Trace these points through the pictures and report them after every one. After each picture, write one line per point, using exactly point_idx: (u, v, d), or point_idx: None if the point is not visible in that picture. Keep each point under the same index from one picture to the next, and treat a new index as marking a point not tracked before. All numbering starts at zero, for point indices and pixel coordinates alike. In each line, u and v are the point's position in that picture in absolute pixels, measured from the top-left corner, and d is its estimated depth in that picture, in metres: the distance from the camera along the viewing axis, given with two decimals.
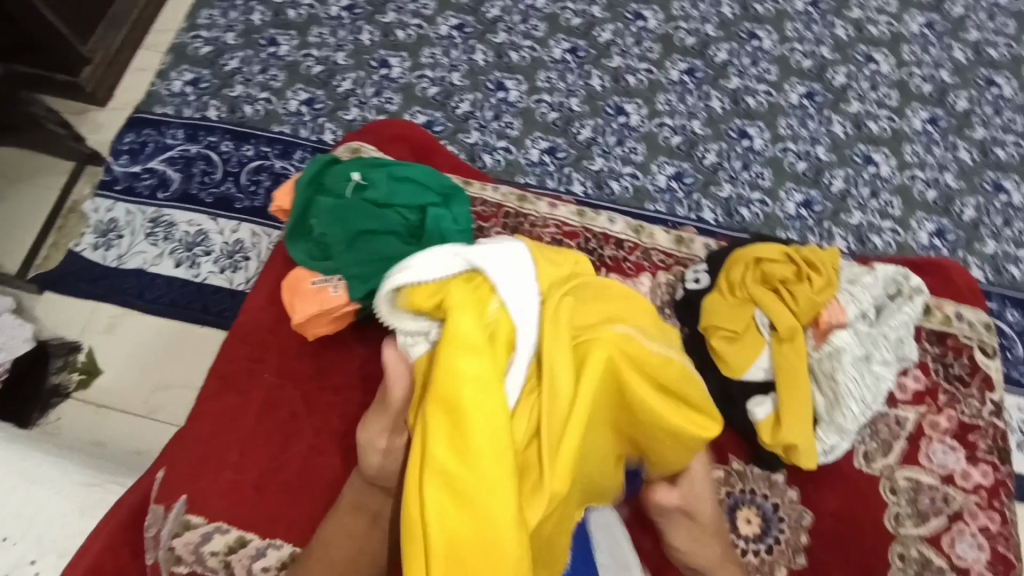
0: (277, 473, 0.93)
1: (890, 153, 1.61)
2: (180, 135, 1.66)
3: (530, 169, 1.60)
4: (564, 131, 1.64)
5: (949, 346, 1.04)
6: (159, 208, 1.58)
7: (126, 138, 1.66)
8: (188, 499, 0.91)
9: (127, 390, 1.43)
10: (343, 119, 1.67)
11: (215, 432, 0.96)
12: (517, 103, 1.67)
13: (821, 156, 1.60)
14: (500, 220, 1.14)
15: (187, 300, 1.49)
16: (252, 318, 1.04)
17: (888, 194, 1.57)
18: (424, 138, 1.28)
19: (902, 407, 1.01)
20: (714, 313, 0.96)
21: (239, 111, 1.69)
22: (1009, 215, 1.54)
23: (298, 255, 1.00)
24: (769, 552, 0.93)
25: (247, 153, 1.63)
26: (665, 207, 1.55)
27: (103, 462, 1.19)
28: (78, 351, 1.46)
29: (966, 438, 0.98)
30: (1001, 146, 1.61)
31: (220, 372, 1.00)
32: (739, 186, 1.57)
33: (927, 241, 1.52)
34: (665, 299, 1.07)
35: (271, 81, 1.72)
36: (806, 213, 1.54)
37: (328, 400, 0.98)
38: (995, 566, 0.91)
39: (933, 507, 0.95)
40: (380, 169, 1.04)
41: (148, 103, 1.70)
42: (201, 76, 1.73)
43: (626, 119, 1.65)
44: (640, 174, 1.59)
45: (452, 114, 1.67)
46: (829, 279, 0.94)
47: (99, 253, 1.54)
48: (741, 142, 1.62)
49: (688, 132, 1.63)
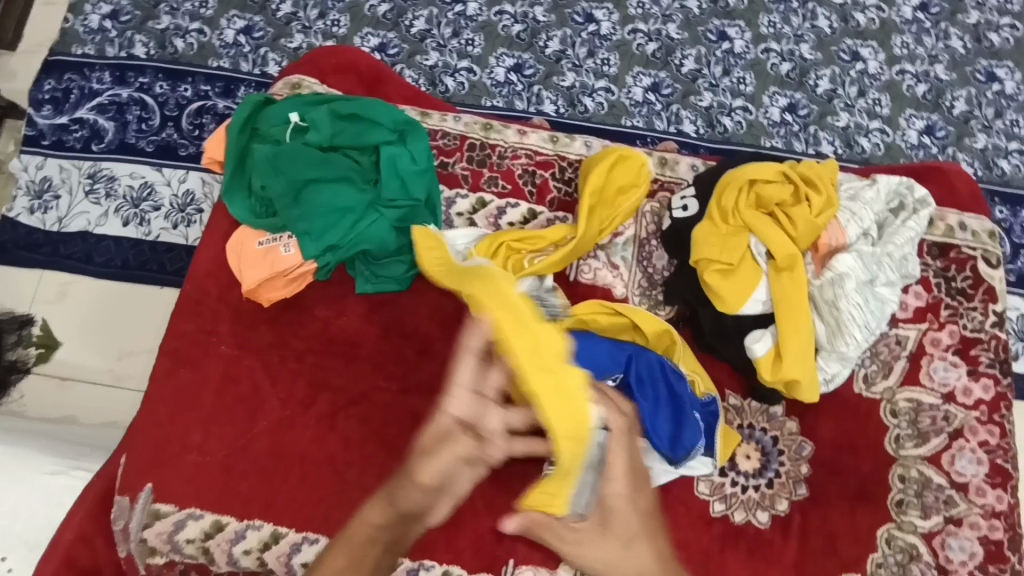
0: (244, 452, 0.87)
1: (879, 47, 1.49)
2: (107, 78, 1.48)
3: (495, 90, 1.46)
4: (530, 45, 1.49)
5: (952, 259, 0.99)
6: (95, 162, 1.43)
7: (46, 86, 1.47)
8: (153, 487, 0.86)
9: (89, 359, 1.32)
10: (287, 48, 1.50)
11: (172, 414, 0.89)
12: (476, 17, 1.51)
13: (806, 55, 1.48)
14: (465, 154, 1.03)
15: (141, 261, 1.37)
16: (199, 284, 0.94)
17: (877, 92, 1.46)
18: (373, 65, 1.15)
19: (902, 326, 0.97)
20: (706, 244, 0.88)
21: (170, 46, 1.50)
22: (1000, 106, 1.45)
23: (238, 213, 0.90)
24: (769, 486, 0.91)
25: (186, 93, 1.47)
26: (644, 122, 1.43)
27: (66, 445, 1.10)
28: (31, 325, 1.34)
29: (967, 353, 0.95)
30: (995, 31, 1.50)
31: (171, 347, 0.91)
32: (720, 93, 1.45)
33: (916, 140, 1.43)
34: (650, 229, 1.00)
35: (201, 9, 1.53)
36: (791, 118, 1.44)
37: (292, 369, 0.90)
38: (993, 478, 0.90)
39: (934, 427, 0.92)
40: (325, 108, 0.91)
41: (64, 44, 1.51)
42: (120, 9, 1.53)
43: (596, 28, 1.50)
44: (614, 87, 1.46)
45: (407, 34, 1.50)
46: (829, 199, 0.89)
47: (37, 217, 1.39)
48: (720, 44, 1.49)
49: (665, 38, 1.49)
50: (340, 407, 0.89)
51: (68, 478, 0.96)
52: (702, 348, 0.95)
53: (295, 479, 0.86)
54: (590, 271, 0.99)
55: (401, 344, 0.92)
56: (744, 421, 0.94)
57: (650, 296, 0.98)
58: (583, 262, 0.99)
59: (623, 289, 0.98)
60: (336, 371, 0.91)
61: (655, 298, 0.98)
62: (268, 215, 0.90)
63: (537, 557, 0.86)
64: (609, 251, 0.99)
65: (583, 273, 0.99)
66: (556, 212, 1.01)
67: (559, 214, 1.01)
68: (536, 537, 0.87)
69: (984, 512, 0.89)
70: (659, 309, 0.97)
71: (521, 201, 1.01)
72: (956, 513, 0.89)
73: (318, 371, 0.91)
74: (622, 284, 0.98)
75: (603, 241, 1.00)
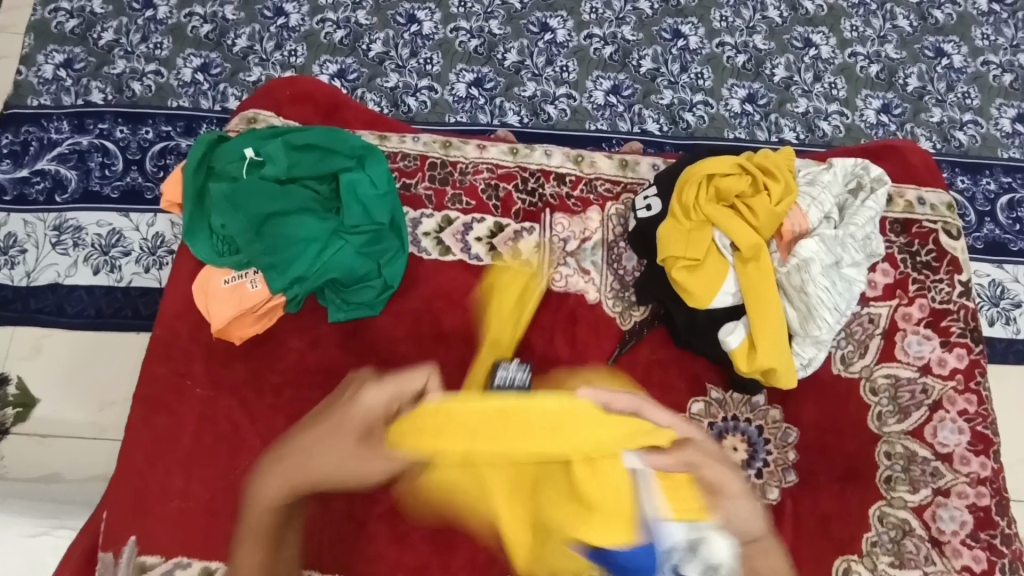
0: (228, 494, 0.86)
1: (830, 32, 1.52)
2: (65, 127, 1.46)
3: (457, 106, 1.46)
4: (488, 58, 1.50)
5: (914, 233, 1.01)
6: (60, 213, 1.41)
7: (3, 140, 1.45)
8: (138, 539, 0.84)
9: (69, 413, 1.30)
10: (246, 82, 1.50)
11: (151, 463, 0.87)
12: (433, 35, 1.52)
13: (760, 46, 1.51)
14: (426, 173, 1.03)
15: (115, 308, 1.35)
16: (167, 327, 0.93)
17: (832, 76, 1.49)
18: (329, 92, 1.15)
19: (874, 304, 0.98)
20: (672, 242, 0.88)
21: (127, 90, 1.49)
22: (951, 79, 1.48)
23: (200, 253, 0.89)
24: (759, 476, 0.91)
25: (147, 136, 1.46)
26: (607, 124, 1.45)
27: (50, 503, 1.07)
28: (6, 383, 1.31)
29: (939, 325, 0.97)
30: (939, 8, 1.54)
31: (144, 394, 0.90)
32: (679, 90, 1.47)
33: (874, 120, 1.46)
34: (618, 231, 1.01)
35: (155, 51, 1.52)
36: (751, 108, 1.46)
37: (270, 404, 0.90)
38: (976, 446, 0.91)
39: (913, 401, 0.93)
40: (279, 140, 0.90)
41: (19, 97, 1.49)
42: (74, 56, 1.52)
43: (552, 36, 1.51)
44: (575, 93, 1.47)
45: (365, 58, 1.50)
46: (787, 185, 0.90)
47: (3, 273, 1.37)
48: (676, 42, 1.51)
49: (620, 40, 1.51)
50: None
51: (51, 538, 0.94)
52: (679, 344, 0.95)
53: None
54: (562, 279, 0.99)
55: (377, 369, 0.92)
56: (728, 413, 0.94)
57: (624, 298, 0.99)
58: (554, 271, 0.99)
59: (596, 294, 0.99)
60: (315, 403, 0.90)
61: (628, 300, 0.98)
62: (231, 252, 0.89)
63: None
64: (579, 257, 1.00)
65: (554, 281, 0.99)
66: (523, 223, 1.01)
67: (525, 224, 1.01)
68: None
69: (971, 480, 0.90)
70: (633, 310, 0.98)
71: (486, 215, 1.01)
72: (943, 484, 0.90)
73: (296, 404, 0.90)
74: (594, 289, 0.99)
75: (572, 247, 1.00)
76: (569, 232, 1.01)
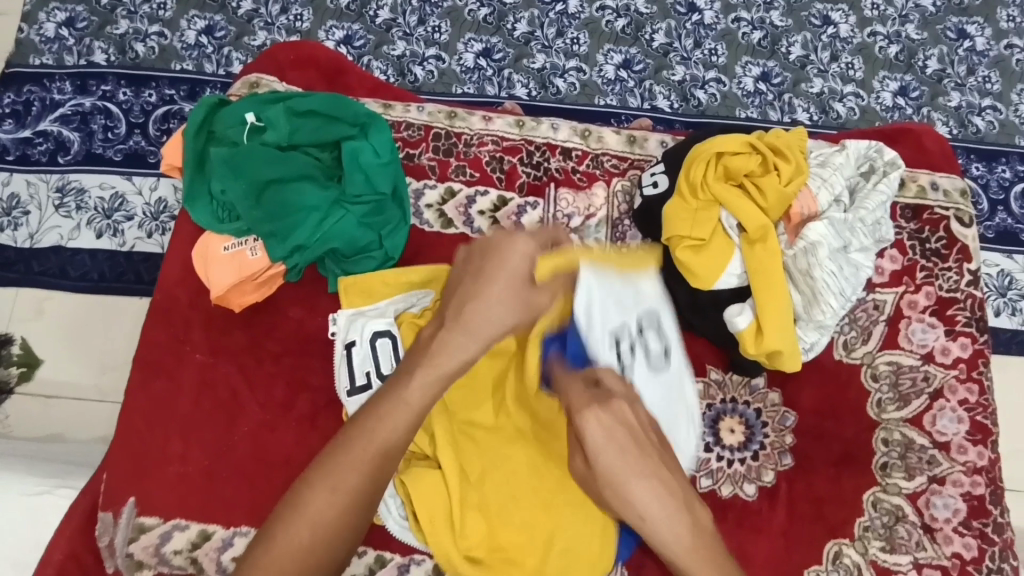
0: (228, 458, 0.86)
1: (850, 10, 1.48)
2: (68, 87, 1.45)
3: (465, 77, 1.44)
4: (497, 28, 1.46)
5: (925, 220, 0.99)
6: (63, 175, 1.40)
7: (6, 99, 1.44)
8: (138, 501, 0.85)
9: (71, 375, 1.30)
10: (250, 46, 1.47)
11: (151, 426, 0.88)
12: (442, 3, 1.48)
13: (777, 22, 1.47)
14: (430, 144, 1.01)
15: (117, 272, 1.35)
16: (168, 293, 0.93)
17: (850, 56, 1.45)
18: (333, 58, 1.12)
19: (879, 290, 0.97)
20: (677, 222, 0.87)
21: (130, 51, 1.47)
22: (973, 63, 1.44)
23: (200, 218, 0.88)
24: (755, 458, 0.91)
25: (150, 99, 1.44)
26: (616, 99, 1.42)
27: (52, 463, 1.09)
28: (10, 344, 1.32)
29: (945, 313, 0.95)
30: None
31: (145, 358, 0.90)
32: (692, 66, 1.44)
33: (890, 102, 1.42)
34: (623, 208, 1.00)
35: (159, 11, 1.50)
36: (765, 87, 1.42)
37: (270, 371, 0.90)
38: (974, 435, 0.91)
39: (914, 389, 0.93)
40: (282, 105, 0.89)
41: (21, 55, 1.47)
42: (76, 15, 1.49)
43: (564, 6, 1.47)
44: (585, 67, 1.44)
45: (371, 25, 1.47)
46: (799, 166, 0.88)
47: (6, 234, 1.37)
48: (691, 17, 1.47)
49: (634, 13, 1.47)
50: (321, 407, 0.89)
51: (53, 497, 0.95)
52: (681, 324, 0.95)
53: (280, 483, 0.85)
54: None
55: None
56: (729, 395, 0.94)
57: None
58: None
59: None
60: (315, 373, 0.90)
61: None
62: (232, 218, 0.88)
63: None
64: (583, 233, 0.99)
65: None
66: (527, 197, 0.99)
67: (529, 199, 0.99)
68: None
69: (967, 469, 0.89)
70: None
71: (490, 188, 0.99)
72: (939, 472, 0.90)
73: (297, 373, 0.90)
74: None
75: (576, 224, 0.99)
76: (574, 208, 0.99)
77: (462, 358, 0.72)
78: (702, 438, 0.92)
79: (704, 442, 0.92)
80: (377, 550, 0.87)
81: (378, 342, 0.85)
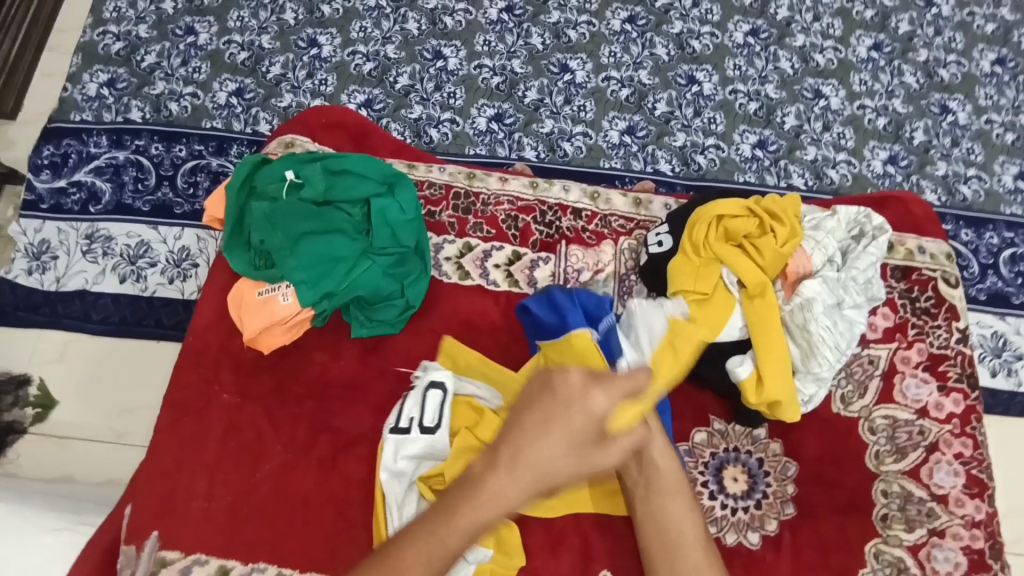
0: (250, 497, 0.89)
1: (838, 84, 1.59)
2: (104, 142, 1.54)
3: (478, 139, 1.54)
4: (509, 95, 1.57)
5: (914, 280, 1.06)
6: (93, 223, 1.48)
7: (45, 151, 1.53)
8: (160, 536, 0.87)
9: (87, 416, 1.34)
10: (277, 107, 1.58)
11: (178, 463, 0.91)
12: (457, 71, 1.60)
13: (771, 94, 1.58)
14: (451, 202, 1.09)
15: (138, 317, 1.40)
16: (200, 336, 0.98)
17: (841, 126, 1.56)
18: (359, 121, 1.21)
19: (874, 346, 1.02)
20: (681, 278, 0.94)
21: (165, 110, 1.58)
22: (956, 135, 1.55)
23: (238, 266, 0.94)
24: (758, 507, 0.94)
25: (180, 154, 1.53)
26: (621, 163, 1.51)
27: (66, 500, 1.11)
28: (29, 385, 1.36)
29: (937, 369, 1.00)
30: (944, 67, 1.61)
31: (175, 398, 0.95)
32: (692, 133, 1.54)
33: (881, 170, 1.51)
34: (630, 264, 1.06)
35: (194, 74, 1.61)
36: (761, 154, 1.52)
37: (293, 412, 0.94)
38: (971, 488, 0.94)
39: (910, 442, 0.96)
40: (319, 164, 0.97)
41: (63, 112, 1.57)
42: (118, 76, 1.61)
43: (571, 77, 1.59)
44: (591, 132, 1.54)
45: (392, 90, 1.58)
46: (793, 229, 0.95)
47: (35, 278, 1.43)
48: (690, 88, 1.58)
49: (636, 84, 1.58)
50: (340, 449, 0.92)
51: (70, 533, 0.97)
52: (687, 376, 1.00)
53: (300, 523, 0.88)
54: None
55: (398, 386, 0.97)
56: (733, 443, 0.98)
57: None
58: None
59: None
60: (336, 415, 0.94)
61: None
62: (266, 267, 0.94)
63: None
64: (591, 287, 1.05)
65: None
66: (540, 252, 1.06)
67: (542, 254, 1.06)
68: (536, 568, 0.91)
69: (965, 522, 0.92)
70: None
71: (505, 243, 1.06)
72: (939, 524, 0.92)
73: (318, 415, 0.94)
74: None
75: (585, 278, 1.05)
76: (583, 263, 1.06)
77: (507, 504, 0.73)
78: (706, 486, 0.95)
79: (709, 490, 0.95)
80: None
81: (431, 392, 0.91)
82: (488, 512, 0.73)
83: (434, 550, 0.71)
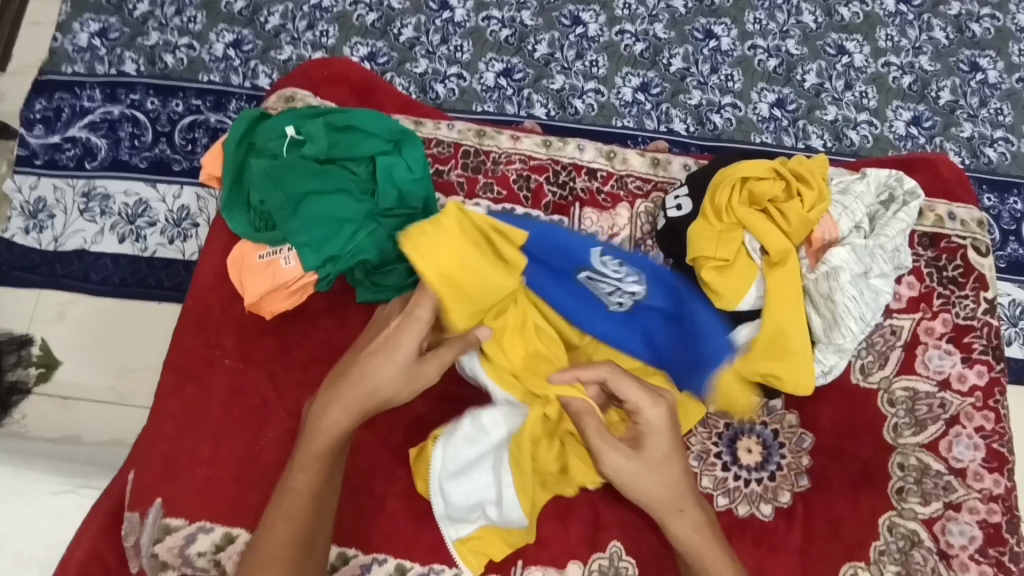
0: (253, 463, 0.88)
1: (864, 40, 1.51)
2: (98, 96, 1.48)
3: (485, 96, 1.47)
4: (518, 49, 1.50)
5: (942, 248, 1.01)
6: (90, 180, 1.43)
7: (37, 105, 1.47)
8: (163, 502, 0.86)
9: (90, 377, 1.31)
10: (277, 60, 1.51)
11: (180, 427, 0.90)
12: (464, 23, 1.52)
13: (792, 50, 1.50)
14: (459, 161, 1.04)
15: (139, 277, 1.37)
16: (200, 299, 0.96)
17: (863, 85, 1.48)
18: (363, 75, 1.16)
19: (897, 316, 0.98)
20: (702, 242, 0.89)
21: (160, 62, 1.51)
22: (985, 94, 1.47)
23: (238, 227, 0.91)
24: (772, 478, 0.92)
25: (177, 109, 1.47)
26: (634, 121, 1.45)
27: (72, 463, 1.09)
28: (31, 345, 1.33)
29: (961, 341, 0.97)
30: (977, 21, 1.52)
31: (175, 362, 0.93)
32: (709, 91, 1.47)
33: (903, 131, 1.45)
34: (645, 228, 1.02)
35: (189, 24, 1.54)
36: (780, 114, 1.45)
37: (297, 378, 0.91)
38: (990, 462, 0.92)
39: (930, 415, 0.94)
40: (319, 120, 0.93)
41: (54, 63, 1.50)
42: (109, 26, 1.53)
43: (584, 30, 1.51)
44: (604, 89, 1.47)
45: (396, 42, 1.51)
46: (822, 193, 0.91)
47: (32, 237, 1.38)
48: (707, 43, 1.50)
49: (652, 38, 1.50)
50: None
51: (75, 496, 0.94)
52: None
53: None
54: None
55: None
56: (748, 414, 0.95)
57: None
58: None
59: None
60: None
61: None
62: (268, 229, 0.91)
63: (545, 557, 0.87)
64: None
65: None
66: (552, 215, 1.02)
67: (554, 217, 1.02)
68: (544, 537, 0.88)
69: (983, 496, 0.90)
70: None
71: (516, 206, 1.02)
72: (955, 498, 0.90)
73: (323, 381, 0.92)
74: None
75: (599, 242, 1.01)
76: (597, 227, 1.02)
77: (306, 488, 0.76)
78: (720, 457, 0.93)
79: (722, 462, 0.93)
80: (396, 559, 0.86)
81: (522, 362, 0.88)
82: (321, 444, 0.77)
83: (293, 504, 0.75)
